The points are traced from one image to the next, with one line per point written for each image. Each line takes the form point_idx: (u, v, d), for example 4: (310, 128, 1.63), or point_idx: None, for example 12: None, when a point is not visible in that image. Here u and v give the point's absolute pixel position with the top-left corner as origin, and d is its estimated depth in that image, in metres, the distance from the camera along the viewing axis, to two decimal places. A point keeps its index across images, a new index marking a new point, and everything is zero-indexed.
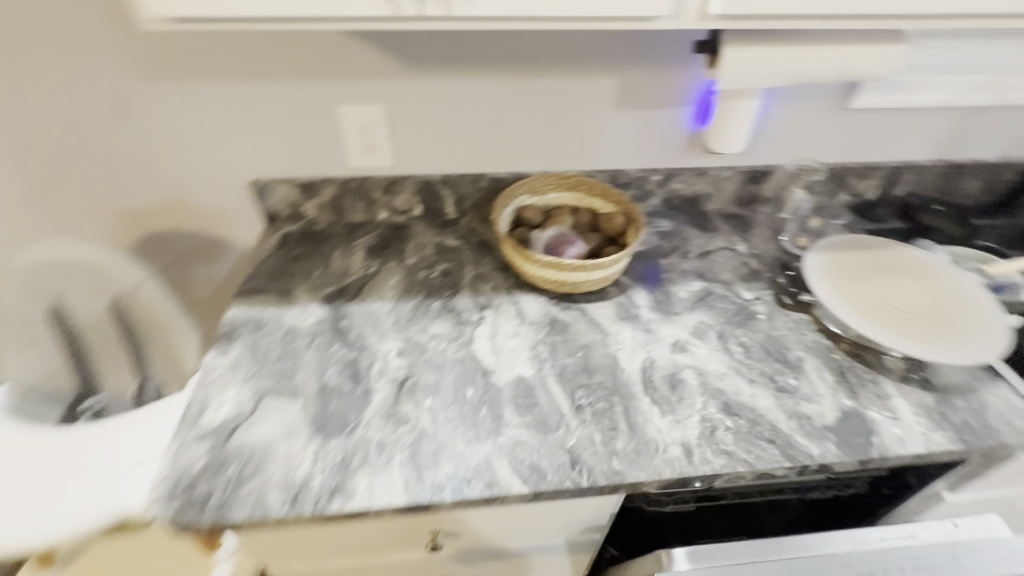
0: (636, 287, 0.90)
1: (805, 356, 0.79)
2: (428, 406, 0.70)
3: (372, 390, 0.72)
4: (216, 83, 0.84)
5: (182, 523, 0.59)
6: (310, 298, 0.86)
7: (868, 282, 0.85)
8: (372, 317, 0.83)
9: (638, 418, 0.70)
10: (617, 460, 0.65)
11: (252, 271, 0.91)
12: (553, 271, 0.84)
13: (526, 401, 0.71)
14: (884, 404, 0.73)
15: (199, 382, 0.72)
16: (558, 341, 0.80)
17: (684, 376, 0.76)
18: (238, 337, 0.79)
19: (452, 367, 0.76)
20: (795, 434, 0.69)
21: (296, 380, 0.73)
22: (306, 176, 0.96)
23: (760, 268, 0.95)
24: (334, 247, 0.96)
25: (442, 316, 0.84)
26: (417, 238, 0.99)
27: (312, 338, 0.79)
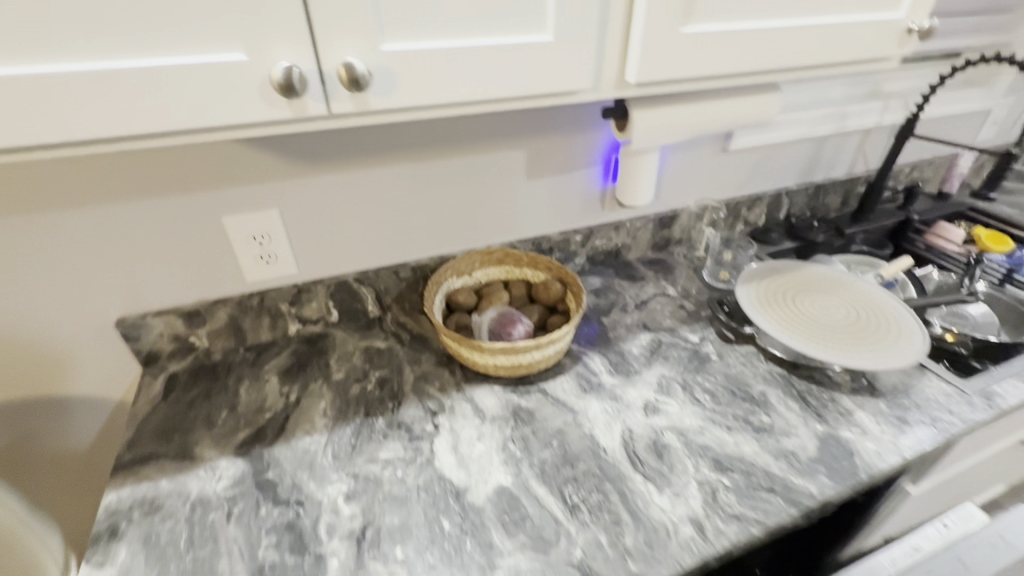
0: (589, 353, 0.87)
1: (767, 389, 0.80)
2: (401, 558, 0.58)
3: (325, 556, 0.58)
4: (54, 215, 0.68)
5: None
6: (218, 451, 0.69)
7: (796, 304, 0.89)
8: (305, 457, 0.69)
9: (638, 502, 0.63)
10: (632, 562, 0.57)
11: (133, 434, 0.72)
12: (506, 356, 0.77)
13: (513, 517, 0.62)
14: (849, 420, 0.75)
15: None
16: (529, 434, 0.72)
17: (666, 440, 0.71)
18: (124, 532, 0.60)
19: (418, 497, 0.64)
20: (789, 476, 0.67)
21: (219, 572, 0.56)
22: (191, 302, 0.81)
23: (694, 308, 0.97)
24: (240, 378, 0.81)
25: (392, 435, 0.72)
26: (340, 347, 0.87)
27: (231, 506, 0.63)
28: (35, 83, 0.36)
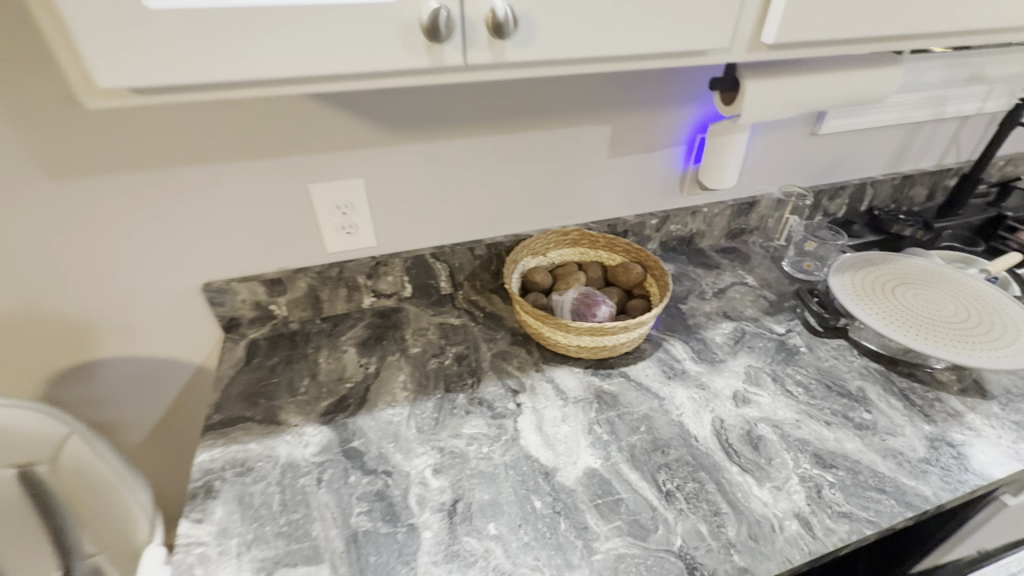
0: (669, 339, 0.83)
1: (864, 385, 0.75)
2: (495, 534, 0.56)
3: (417, 527, 0.57)
4: (154, 175, 0.68)
5: None
6: (303, 418, 0.69)
7: (895, 298, 0.84)
8: (389, 428, 0.68)
9: (738, 495, 0.60)
10: (738, 554, 0.55)
11: (219, 397, 0.72)
12: (591, 337, 0.74)
13: (607, 501, 0.59)
14: (960, 422, 0.70)
15: (173, 569, 0.52)
16: (615, 417, 0.70)
17: (761, 432, 0.68)
18: (219, 491, 0.60)
19: (506, 474, 0.62)
20: (899, 477, 0.63)
21: (314, 535, 0.56)
22: (274, 269, 0.81)
23: (777, 299, 0.92)
24: (318, 348, 0.81)
25: (473, 412, 0.70)
26: (414, 322, 0.86)
27: (321, 472, 0.62)
28: (192, 21, 0.35)
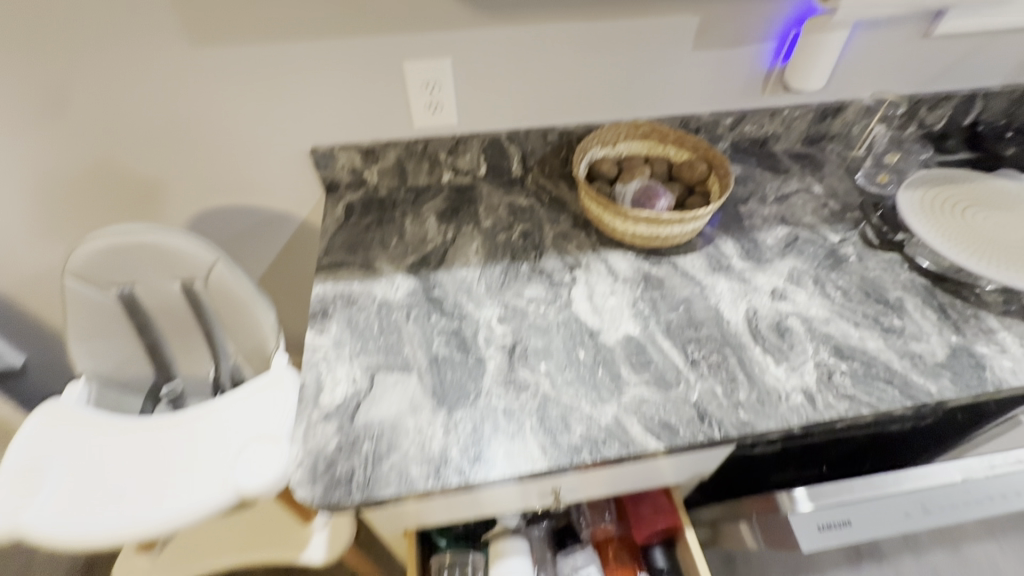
0: (721, 236, 0.89)
1: (904, 295, 0.79)
2: (544, 371, 0.70)
3: (484, 358, 0.72)
4: (274, 43, 0.78)
5: (330, 504, 0.58)
6: (393, 268, 0.84)
7: (962, 217, 0.83)
8: (463, 284, 0.81)
9: (755, 369, 0.70)
10: (743, 411, 0.66)
11: (326, 245, 0.88)
12: (647, 226, 0.81)
13: (640, 359, 0.71)
14: (990, 338, 0.74)
15: (305, 362, 0.71)
16: (658, 297, 0.79)
17: (791, 324, 0.76)
18: (332, 314, 0.77)
19: (558, 330, 0.75)
20: (910, 374, 0.70)
21: (405, 354, 0.72)
22: (369, 139, 0.91)
23: (841, 209, 0.93)
24: (404, 213, 0.93)
25: (534, 278, 0.82)
26: (487, 200, 0.96)
27: (409, 310, 0.78)
28: None
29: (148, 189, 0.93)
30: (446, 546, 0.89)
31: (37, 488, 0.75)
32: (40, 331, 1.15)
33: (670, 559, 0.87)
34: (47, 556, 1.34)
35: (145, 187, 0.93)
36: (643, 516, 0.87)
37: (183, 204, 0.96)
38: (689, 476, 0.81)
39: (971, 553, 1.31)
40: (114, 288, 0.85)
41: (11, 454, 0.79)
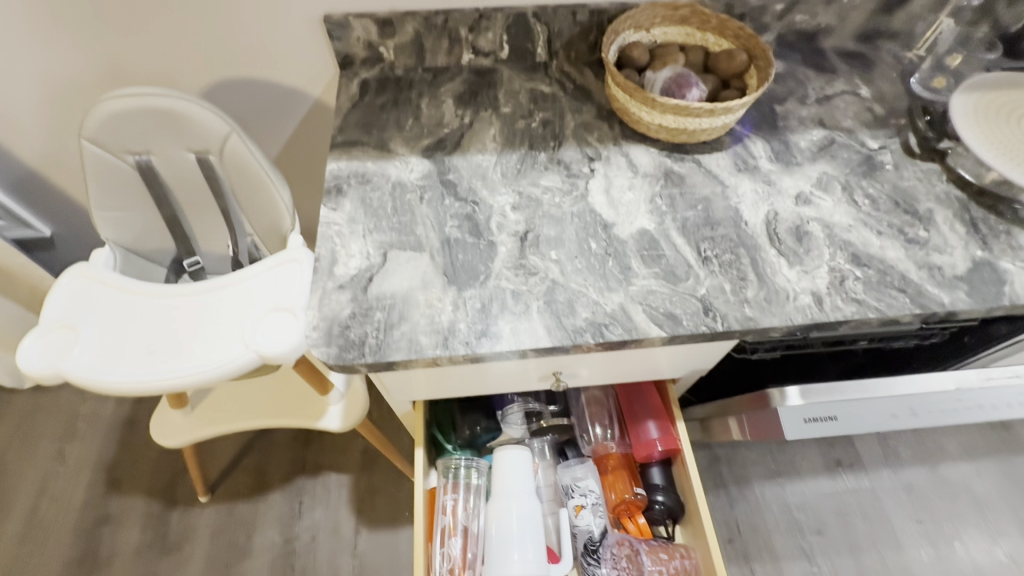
0: (752, 137, 0.84)
1: (934, 207, 0.76)
2: (555, 258, 0.70)
3: (495, 243, 0.72)
4: None
5: (343, 363, 0.62)
6: (408, 150, 0.82)
7: (1018, 127, 0.77)
8: (479, 169, 0.80)
9: (767, 270, 0.70)
10: (749, 308, 0.67)
11: (339, 123, 0.85)
12: (675, 119, 0.77)
13: (652, 253, 0.71)
14: (1017, 254, 0.72)
15: (320, 235, 0.72)
16: (677, 194, 0.77)
17: (811, 229, 0.74)
18: (346, 192, 0.77)
19: (572, 221, 0.74)
20: (925, 284, 0.69)
21: (418, 235, 0.72)
22: (385, 8, 0.85)
23: (885, 115, 0.87)
24: (420, 95, 0.89)
25: (551, 168, 0.80)
26: (507, 85, 0.91)
27: (423, 192, 0.77)
28: None
29: (157, 55, 0.90)
30: (452, 450, 0.94)
31: (75, 339, 0.81)
32: (65, 202, 1.17)
33: (667, 476, 0.94)
34: (94, 412, 1.48)
35: (153, 50, 0.89)
36: (643, 437, 0.91)
37: (194, 72, 0.94)
38: (687, 371, 0.84)
39: (947, 472, 1.38)
40: (130, 156, 0.85)
41: (49, 307, 0.84)
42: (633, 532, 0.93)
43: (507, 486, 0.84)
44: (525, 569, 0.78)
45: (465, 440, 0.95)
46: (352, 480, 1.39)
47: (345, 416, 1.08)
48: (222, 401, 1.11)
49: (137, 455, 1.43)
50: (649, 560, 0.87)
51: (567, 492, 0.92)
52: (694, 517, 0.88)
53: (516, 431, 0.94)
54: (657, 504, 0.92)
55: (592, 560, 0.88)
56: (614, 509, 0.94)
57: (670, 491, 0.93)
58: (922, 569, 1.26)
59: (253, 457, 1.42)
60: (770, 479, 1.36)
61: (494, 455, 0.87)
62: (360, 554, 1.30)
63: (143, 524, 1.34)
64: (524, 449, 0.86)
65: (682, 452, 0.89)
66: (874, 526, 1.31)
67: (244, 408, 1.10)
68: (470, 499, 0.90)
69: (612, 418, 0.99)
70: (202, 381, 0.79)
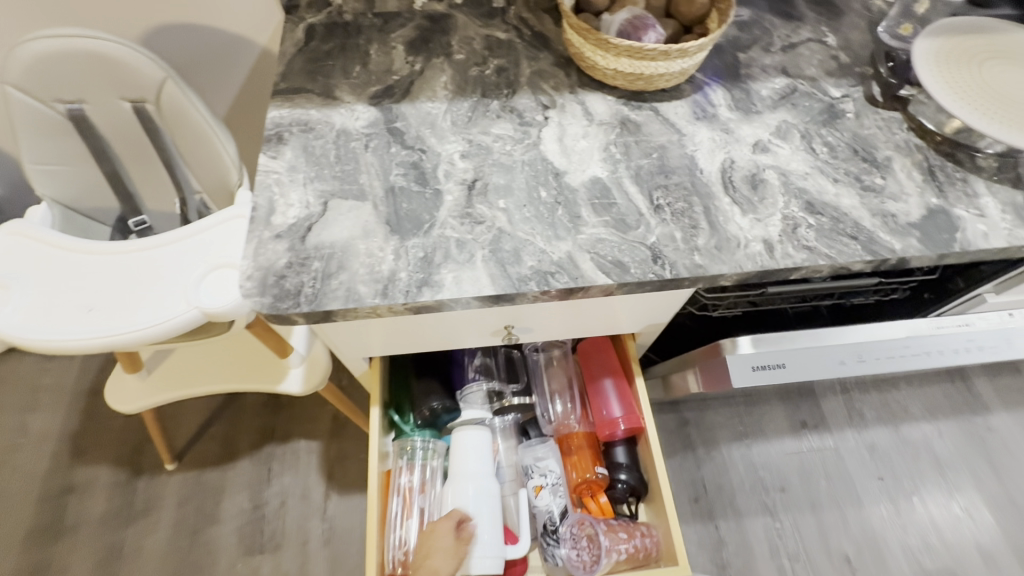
0: (712, 84, 0.81)
1: (893, 155, 0.75)
2: (503, 207, 0.68)
3: (442, 192, 0.69)
4: None
5: (278, 312, 0.60)
6: (354, 98, 0.78)
7: (980, 71, 0.75)
8: (428, 118, 0.76)
9: (719, 218, 0.68)
10: (699, 256, 0.65)
11: (283, 70, 0.81)
12: (630, 63, 0.74)
13: (603, 201, 0.69)
14: (972, 202, 0.71)
15: (258, 184, 0.69)
16: (632, 142, 0.75)
17: (766, 177, 0.72)
18: (287, 140, 0.73)
19: (522, 169, 0.72)
20: (878, 231, 0.68)
21: (361, 183, 0.70)
22: None
23: (851, 63, 0.84)
24: (370, 41, 0.85)
25: (504, 117, 0.77)
26: (461, 32, 0.86)
27: (368, 140, 0.74)
28: None
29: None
30: (411, 430, 0.93)
31: (7, 298, 0.77)
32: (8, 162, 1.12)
33: (632, 455, 0.93)
34: (55, 382, 1.45)
35: None
36: (607, 416, 0.89)
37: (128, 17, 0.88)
38: (644, 325, 0.83)
39: (909, 432, 1.40)
40: (61, 104, 0.80)
41: None
42: (595, 511, 0.91)
43: (465, 468, 0.82)
44: (479, 552, 0.78)
45: (426, 420, 0.92)
46: (322, 447, 1.38)
47: (306, 378, 1.06)
48: (179, 365, 1.08)
49: (101, 425, 1.41)
50: (609, 539, 0.83)
51: (527, 472, 0.91)
52: (656, 495, 0.86)
53: (473, 412, 0.89)
54: (620, 482, 0.91)
55: (552, 540, 0.85)
56: (575, 488, 0.92)
57: (634, 470, 0.92)
58: (879, 523, 1.30)
59: (221, 425, 1.40)
60: (737, 440, 1.38)
61: (453, 436, 0.85)
62: (329, 518, 1.30)
63: (110, 492, 1.33)
64: (483, 428, 0.85)
65: (646, 430, 0.87)
66: (836, 484, 1.33)
67: (201, 372, 1.08)
68: (427, 479, 0.89)
69: (575, 396, 0.97)
70: (135, 339, 0.76)
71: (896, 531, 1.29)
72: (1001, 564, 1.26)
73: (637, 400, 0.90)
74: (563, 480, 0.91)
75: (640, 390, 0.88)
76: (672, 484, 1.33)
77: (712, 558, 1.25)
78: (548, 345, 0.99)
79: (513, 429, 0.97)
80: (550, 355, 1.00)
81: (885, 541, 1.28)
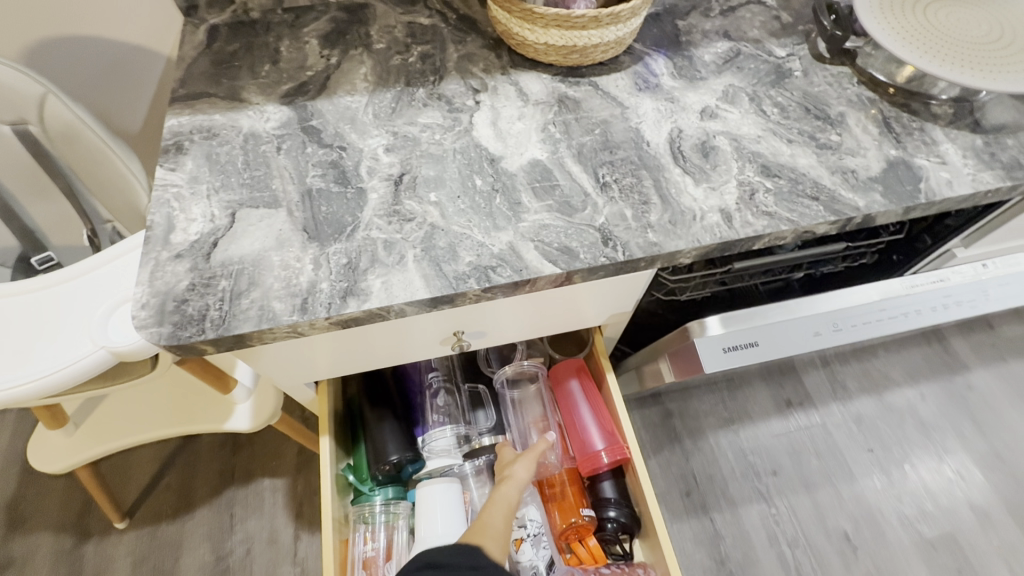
0: (653, 54, 0.76)
1: (846, 110, 0.71)
2: (434, 200, 0.61)
3: (366, 190, 0.62)
4: None
5: (180, 342, 0.52)
6: (264, 98, 0.70)
7: (924, 14, 0.72)
8: (347, 113, 0.69)
9: (671, 190, 0.63)
10: (653, 233, 0.60)
11: (182, 74, 0.73)
12: (560, 34, 0.68)
13: (544, 185, 0.63)
14: (931, 150, 0.67)
15: (154, 199, 0.61)
16: (572, 119, 0.69)
17: (717, 144, 0.67)
18: (188, 149, 0.65)
19: (454, 158, 0.65)
20: (839, 189, 0.63)
21: (274, 188, 0.62)
22: None
23: (793, 22, 0.81)
24: (280, 37, 0.77)
25: (431, 105, 0.70)
26: (380, 20, 0.79)
27: (281, 142, 0.66)
28: None
29: None
30: (371, 490, 0.83)
31: None
32: None
33: (620, 489, 0.83)
34: None
35: None
36: (587, 449, 0.82)
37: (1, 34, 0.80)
38: (610, 316, 0.77)
39: (893, 399, 1.38)
40: None
41: None
42: (585, 558, 0.82)
43: (432, 528, 0.72)
44: None
45: (388, 475, 0.82)
46: (289, 484, 1.28)
47: (257, 411, 0.96)
48: (110, 416, 0.98)
49: (39, 488, 1.28)
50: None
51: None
52: (650, 528, 0.78)
53: (439, 462, 0.81)
54: (609, 521, 0.81)
55: None
56: (560, 534, 0.82)
57: (623, 505, 0.82)
58: (874, 495, 1.26)
59: (176, 472, 1.29)
60: (723, 426, 1.33)
61: (419, 492, 0.75)
62: (301, 560, 1.20)
63: (54, 561, 1.21)
64: (451, 480, 0.75)
65: (632, 460, 0.79)
66: (827, 460, 1.29)
67: (136, 421, 0.97)
68: (392, 543, 0.79)
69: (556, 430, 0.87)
70: (22, 395, 0.67)
71: (891, 501, 1.25)
72: (997, 523, 1.24)
73: (617, 425, 0.83)
74: (546, 529, 0.81)
75: (616, 399, 0.81)
76: (662, 481, 1.27)
77: (710, 554, 1.20)
78: (522, 377, 0.89)
79: (487, 473, 0.86)
80: (524, 389, 0.90)
81: (882, 514, 1.24)
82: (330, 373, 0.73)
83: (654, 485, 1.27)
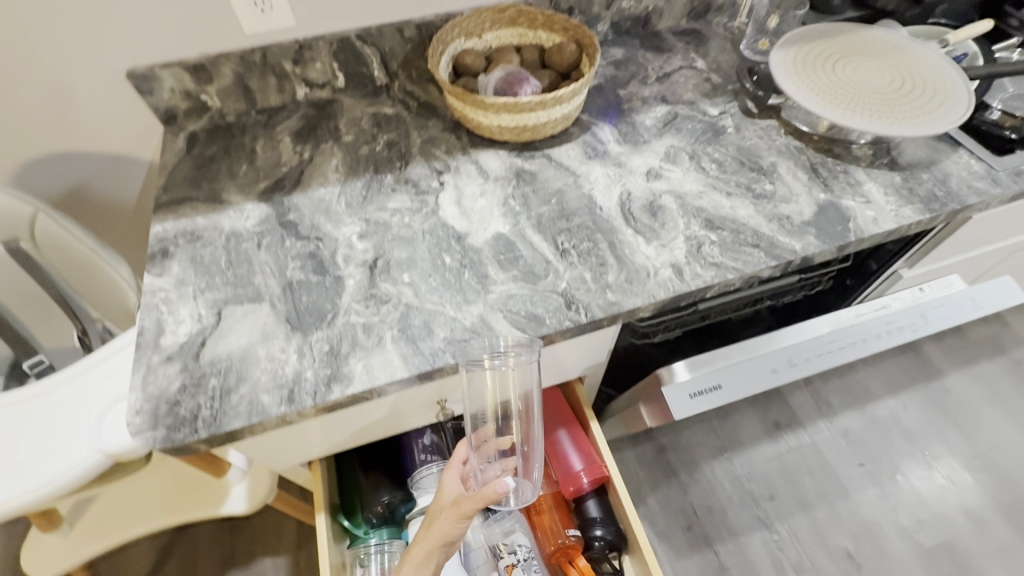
0: (599, 123, 0.84)
1: (777, 160, 0.78)
2: (408, 281, 0.66)
3: (342, 278, 0.67)
4: None
5: (174, 444, 0.55)
6: (243, 197, 0.76)
7: (835, 70, 0.80)
8: (322, 204, 0.75)
9: (625, 251, 0.68)
10: (611, 293, 0.65)
11: (165, 181, 0.78)
12: (511, 117, 0.75)
13: (508, 257, 0.68)
14: (856, 190, 0.74)
15: (144, 305, 0.64)
16: (529, 191, 0.75)
17: (663, 203, 0.73)
18: (173, 254, 0.70)
19: (423, 239, 0.70)
20: (777, 235, 0.69)
21: (257, 283, 0.66)
22: (194, 57, 0.80)
23: (722, 82, 0.89)
24: (255, 138, 0.83)
25: (399, 189, 0.76)
26: (347, 113, 0.86)
27: (261, 238, 0.71)
28: None
29: None
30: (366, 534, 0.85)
31: None
32: None
33: (605, 507, 0.85)
34: None
35: None
36: (567, 470, 0.84)
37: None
38: (586, 365, 0.80)
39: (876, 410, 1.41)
40: None
41: None
42: None
43: None
44: None
45: (382, 517, 0.84)
46: (290, 560, 1.26)
47: (252, 490, 0.96)
48: (105, 511, 0.98)
49: None
50: None
51: (495, 551, 0.80)
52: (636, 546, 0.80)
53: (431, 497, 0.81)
54: (597, 540, 0.83)
55: None
56: (550, 556, 0.83)
57: (608, 522, 0.84)
58: (871, 510, 1.28)
59: (174, 559, 1.27)
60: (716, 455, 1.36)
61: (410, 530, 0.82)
62: None
63: None
64: None
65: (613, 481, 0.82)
66: (822, 479, 1.30)
67: (132, 514, 0.98)
68: None
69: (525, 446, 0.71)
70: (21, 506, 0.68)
71: (887, 514, 1.27)
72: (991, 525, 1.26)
73: (596, 448, 0.85)
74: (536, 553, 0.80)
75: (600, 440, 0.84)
76: (662, 517, 1.28)
77: None
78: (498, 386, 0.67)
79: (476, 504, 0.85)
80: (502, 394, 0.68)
81: (880, 528, 1.26)
82: (321, 451, 0.75)
83: (655, 522, 1.27)
